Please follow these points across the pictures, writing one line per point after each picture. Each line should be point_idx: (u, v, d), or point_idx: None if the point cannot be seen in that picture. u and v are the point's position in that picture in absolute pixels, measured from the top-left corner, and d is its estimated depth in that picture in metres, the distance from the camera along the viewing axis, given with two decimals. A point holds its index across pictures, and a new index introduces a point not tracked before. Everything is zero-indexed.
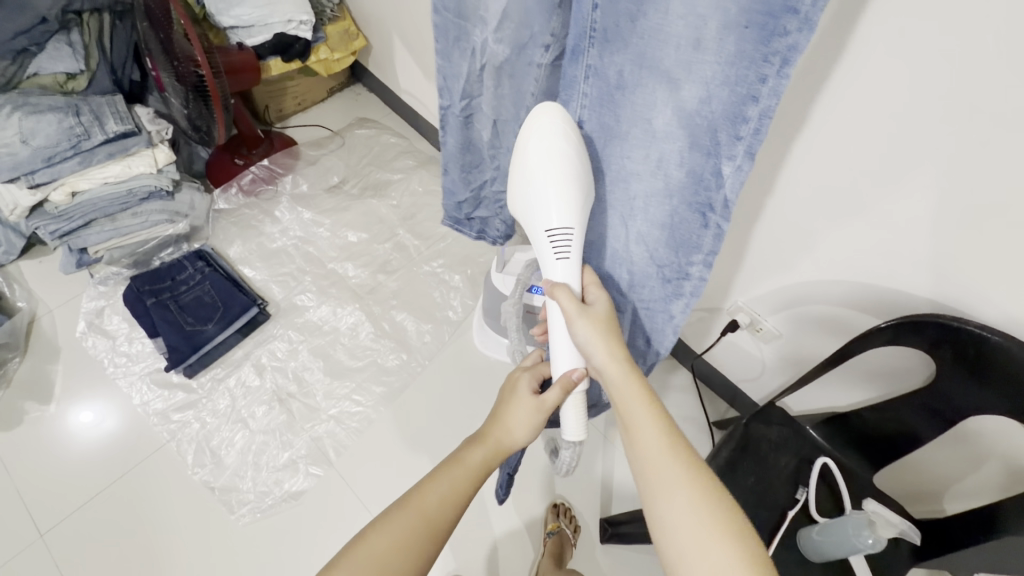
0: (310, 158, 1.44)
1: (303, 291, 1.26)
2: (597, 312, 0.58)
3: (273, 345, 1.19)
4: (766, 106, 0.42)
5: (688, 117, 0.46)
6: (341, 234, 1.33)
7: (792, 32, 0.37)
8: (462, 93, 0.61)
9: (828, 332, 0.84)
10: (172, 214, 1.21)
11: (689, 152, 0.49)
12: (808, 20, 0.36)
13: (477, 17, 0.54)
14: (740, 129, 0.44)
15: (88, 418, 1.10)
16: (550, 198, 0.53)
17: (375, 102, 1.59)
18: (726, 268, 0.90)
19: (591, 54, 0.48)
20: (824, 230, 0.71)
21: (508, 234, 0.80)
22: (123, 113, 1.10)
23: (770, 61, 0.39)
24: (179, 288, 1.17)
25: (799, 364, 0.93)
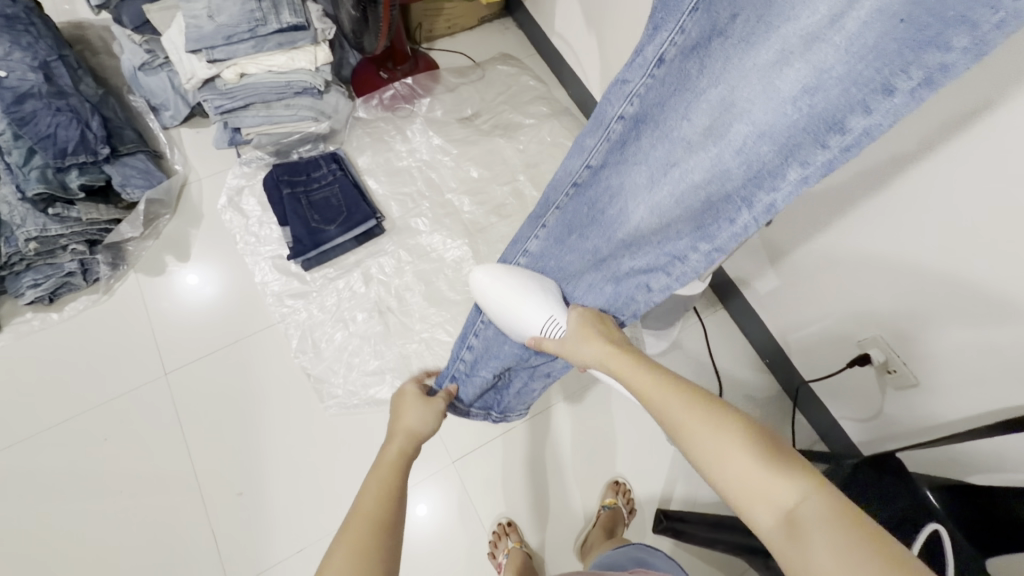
0: (450, 85, 1.44)
1: (419, 215, 1.29)
2: (574, 325, 0.67)
3: (383, 259, 1.23)
4: (873, 123, 0.44)
5: (781, 104, 0.47)
6: (464, 167, 1.34)
7: (953, 51, 0.38)
8: None
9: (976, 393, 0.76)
10: (318, 112, 1.26)
11: (754, 140, 0.50)
12: (976, 44, 0.37)
13: None
14: (832, 138, 0.46)
15: (192, 282, 1.21)
16: (535, 305, 0.68)
17: (522, 40, 1.55)
18: (882, 296, 0.81)
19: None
20: None
21: None
22: (296, 6, 1.15)
23: (909, 74, 0.41)
24: (312, 185, 1.24)
25: (943, 426, 0.83)
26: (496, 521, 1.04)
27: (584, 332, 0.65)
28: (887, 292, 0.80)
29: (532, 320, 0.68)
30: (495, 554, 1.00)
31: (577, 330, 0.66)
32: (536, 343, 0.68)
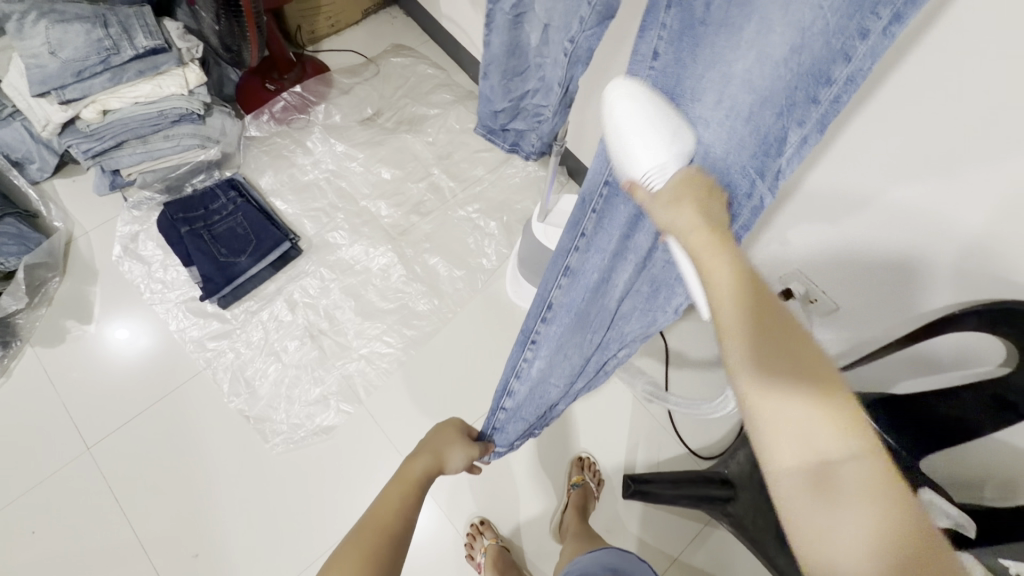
0: (344, 86, 1.36)
1: (335, 228, 1.23)
2: (677, 186, 0.45)
3: (305, 282, 1.17)
4: (857, 68, 0.36)
5: (771, 68, 0.39)
6: (374, 170, 1.29)
7: None
8: None
9: (908, 308, 0.78)
10: (203, 138, 1.16)
11: (757, 108, 0.42)
12: None
13: None
14: (821, 92, 0.39)
15: (122, 336, 1.12)
16: (659, 133, 0.43)
17: (412, 27, 1.49)
18: (815, 231, 0.82)
19: None
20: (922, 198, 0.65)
21: (543, 150, 0.72)
22: (152, 28, 1.04)
23: (879, 13, 0.33)
24: (212, 218, 1.15)
25: (866, 342, 0.88)
26: (470, 521, 1.02)
27: (679, 192, 0.44)
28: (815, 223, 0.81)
29: (644, 158, 0.43)
30: (473, 555, 0.98)
31: (661, 197, 0.44)
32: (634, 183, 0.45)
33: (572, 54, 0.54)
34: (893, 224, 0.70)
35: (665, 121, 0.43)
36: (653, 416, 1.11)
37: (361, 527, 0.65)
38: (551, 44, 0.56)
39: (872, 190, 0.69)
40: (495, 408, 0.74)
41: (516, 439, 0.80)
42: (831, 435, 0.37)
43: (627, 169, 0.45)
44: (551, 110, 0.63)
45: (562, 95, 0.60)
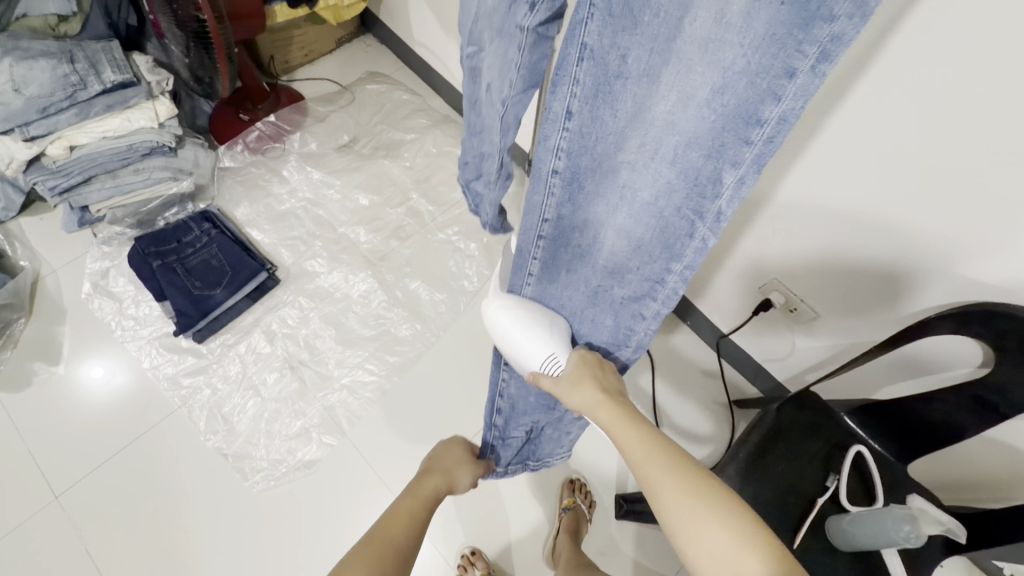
0: (320, 114, 1.36)
1: (313, 256, 1.21)
2: (576, 369, 0.62)
3: (284, 312, 1.15)
4: (788, 109, 0.39)
5: (697, 109, 0.43)
6: (352, 196, 1.28)
7: (839, 21, 0.33)
8: (469, 36, 0.53)
9: (887, 312, 0.78)
10: (175, 170, 1.16)
11: (686, 148, 0.45)
12: (860, 6, 0.32)
13: None
14: (754, 133, 0.41)
15: (99, 374, 1.08)
16: (538, 338, 0.63)
17: (386, 54, 1.50)
18: (796, 245, 0.82)
19: (590, 29, 0.40)
20: (894, 203, 0.66)
21: (498, 216, 0.68)
22: (120, 61, 1.03)
23: (804, 52, 0.36)
24: (186, 251, 1.13)
25: (846, 348, 0.89)
26: (460, 552, 0.99)
27: (578, 374, 0.62)
28: (796, 239, 0.81)
29: (532, 357, 0.63)
30: None
31: (570, 379, 0.62)
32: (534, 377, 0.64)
33: (505, 119, 0.51)
34: (871, 236, 0.72)
35: (536, 325, 0.64)
36: None
37: (367, 540, 0.62)
38: (491, 111, 0.53)
39: (843, 200, 0.71)
40: (489, 424, 0.81)
41: (513, 458, 0.86)
42: (702, 523, 0.48)
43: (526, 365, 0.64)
44: (495, 178, 0.63)
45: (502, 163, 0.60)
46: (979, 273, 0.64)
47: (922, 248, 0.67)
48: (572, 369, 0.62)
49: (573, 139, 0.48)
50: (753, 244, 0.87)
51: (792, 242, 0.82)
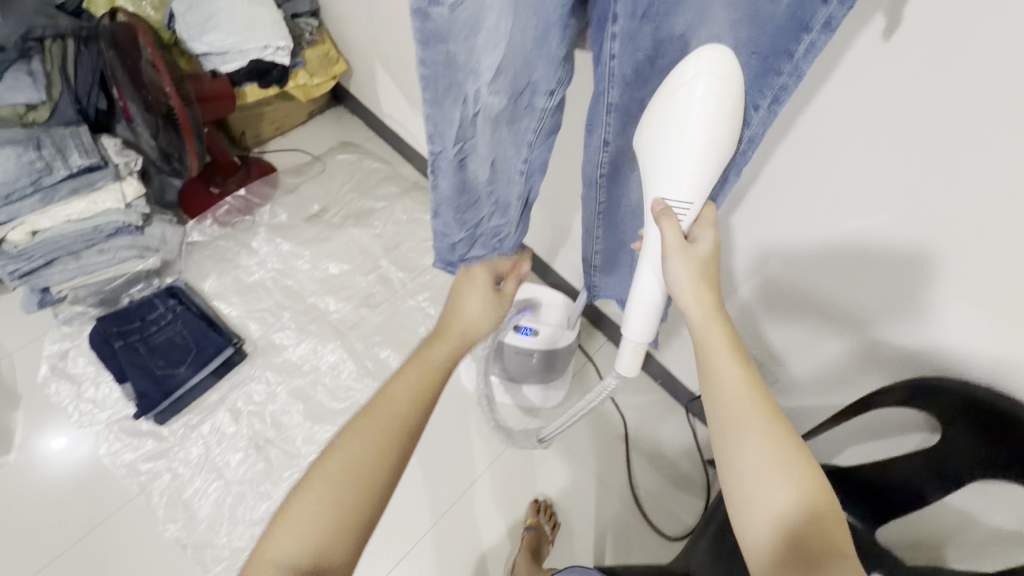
0: (289, 186, 1.39)
1: (281, 328, 1.20)
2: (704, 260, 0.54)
3: (250, 388, 1.13)
4: (755, 132, 0.49)
5: None
6: (321, 265, 1.29)
7: (785, 75, 0.44)
8: (456, 138, 0.56)
9: (857, 381, 0.77)
10: (142, 248, 1.15)
11: None
12: (798, 68, 0.44)
13: (468, 69, 0.50)
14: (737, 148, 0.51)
15: (61, 445, 1.05)
16: (684, 166, 0.49)
17: (357, 124, 1.54)
18: (797, 291, 0.74)
19: (612, 94, 0.52)
20: (832, 284, 0.69)
21: (507, 268, 0.78)
22: (88, 145, 1.03)
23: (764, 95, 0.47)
24: (150, 329, 1.11)
25: (808, 416, 0.90)
26: None
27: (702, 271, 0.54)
28: (795, 280, 0.73)
29: (674, 187, 0.50)
30: None
31: (698, 270, 0.54)
32: (660, 213, 0.52)
33: (528, 168, 0.62)
34: (882, 268, 0.62)
35: (721, 121, 0.46)
36: (617, 499, 1.09)
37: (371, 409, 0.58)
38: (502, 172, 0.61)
39: (788, 278, 0.74)
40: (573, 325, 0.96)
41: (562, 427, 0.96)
42: (774, 454, 0.49)
43: (654, 188, 0.52)
44: (514, 223, 0.68)
45: (522, 206, 0.66)
46: (911, 354, 0.67)
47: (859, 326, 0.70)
48: (704, 256, 0.54)
49: (610, 158, 0.59)
50: (741, 305, 0.83)
51: (790, 304, 0.77)
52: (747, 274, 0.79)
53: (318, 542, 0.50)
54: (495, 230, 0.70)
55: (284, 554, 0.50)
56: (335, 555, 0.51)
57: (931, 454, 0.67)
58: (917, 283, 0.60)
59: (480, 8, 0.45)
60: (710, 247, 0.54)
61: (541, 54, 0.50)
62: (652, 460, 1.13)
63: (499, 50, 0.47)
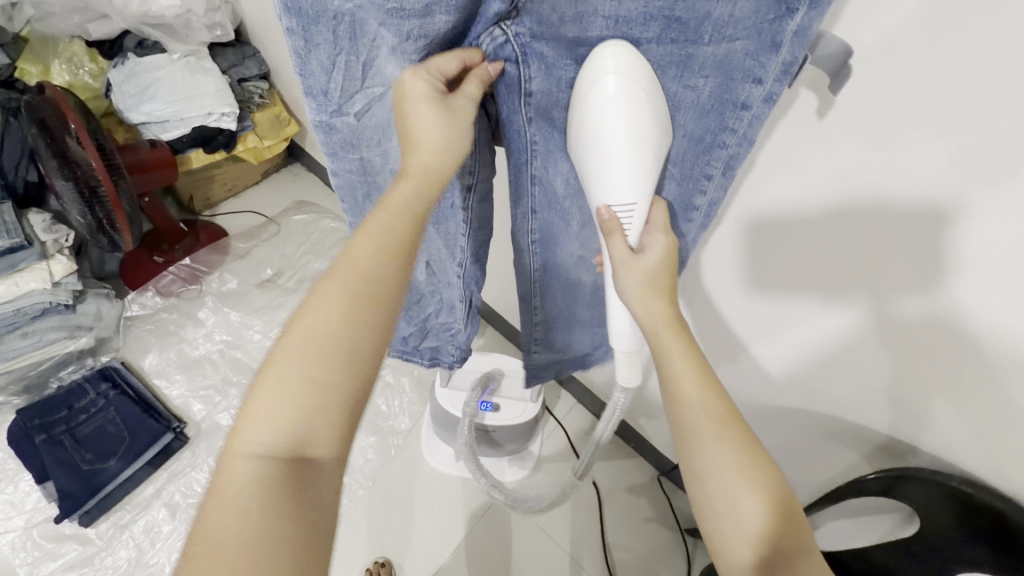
0: (240, 251, 1.33)
1: (227, 408, 1.12)
2: (654, 267, 0.46)
3: (190, 477, 1.03)
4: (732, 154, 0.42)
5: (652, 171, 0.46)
6: (273, 335, 1.21)
7: (753, 96, 0.38)
8: None
9: (842, 466, 0.72)
10: (72, 328, 1.06)
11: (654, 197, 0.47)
12: (768, 90, 0.37)
13: (384, 175, 0.54)
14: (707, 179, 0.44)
15: None
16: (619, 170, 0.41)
17: (315, 181, 1.49)
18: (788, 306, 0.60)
19: (534, 164, 0.49)
20: (794, 354, 0.65)
21: (463, 356, 0.77)
22: (8, 224, 0.96)
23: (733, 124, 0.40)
24: (77, 419, 1.04)
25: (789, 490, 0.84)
26: None
27: (655, 281, 0.46)
28: (793, 287, 0.58)
29: (616, 190, 0.42)
30: None
31: (645, 282, 0.46)
32: (606, 223, 0.44)
33: (463, 276, 0.62)
34: (902, 239, 0.44)
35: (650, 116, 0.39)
36: None
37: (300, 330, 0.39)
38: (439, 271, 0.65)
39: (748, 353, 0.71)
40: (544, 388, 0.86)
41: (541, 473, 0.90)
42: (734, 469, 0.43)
43: (597, 198, 0.44)
44: (459, 323, 0.69)
45: (465, 309, 0.66)
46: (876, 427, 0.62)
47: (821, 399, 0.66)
48: (652, 267, 0.46)
49: (541, 227, 0.55)
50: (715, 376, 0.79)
51: (788, 342, 0.64)
52: (742, 322, 0.68)
53: (300, 429, 0.37)
54: (445, 326, 0.73)
55: (258, 438, 0.36)
56: (326, 435, 0.38)
57: (917, 539, 0.61)
58: (878, 347, 0.54)
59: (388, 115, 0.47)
60: (662, 253, 0.46)
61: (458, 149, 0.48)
62: (630, 534, 1.05)
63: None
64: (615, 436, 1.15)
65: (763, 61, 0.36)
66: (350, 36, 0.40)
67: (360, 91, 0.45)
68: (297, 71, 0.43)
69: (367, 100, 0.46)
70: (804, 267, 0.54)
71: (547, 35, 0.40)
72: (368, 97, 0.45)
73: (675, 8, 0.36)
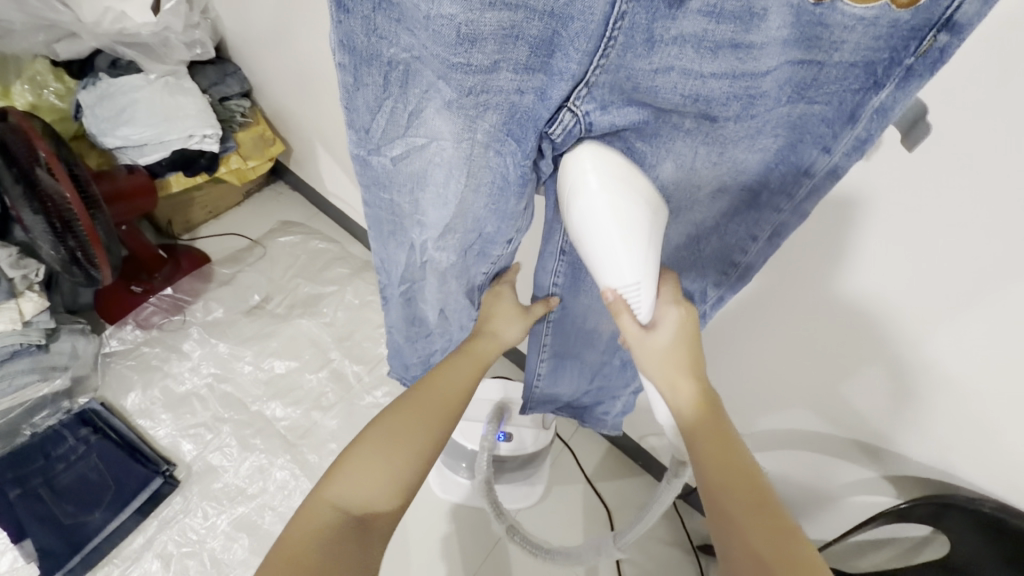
0: (225, 277, 1.26)
1: (219, 446, 1.05)
2: (673, 336, 0.45)
3: (183, 524, 0.97)
4: (785, 219, 0.42)
5: (689, 216, 0.45)
6: (265, 365, 1.16)
7: (821, 166, 0.37)
8: (402, 278, 0.60)
9: (868, 484, 0.71)
10: (45, 370, 0.98)
11: (690, 241, 0.48)
12: (834, 170, 0.37)
13: (413, 220, 0.52)
14: (757, 232, 0.44)
15: None
16: (633, 255, 0.39)
17: (299, 200, 1.43)
18: (745, 291, 0.63)
19: None
20: (813, 383, 0.66)
21: None
22: None
23: (793, 190, 0.39)
24: (55, 468, 0.97)
25: (806, 511, 0.84)
26: None
27: (673, 357, 0.46)
28: (821, 319, 0.58)
29: (618, 276, 0.40)
30: None
31: (661, 359, 0.46)
32: (613, 304, 0.42)
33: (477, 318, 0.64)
34: (835, 224, 0.49)
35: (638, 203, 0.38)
36: None
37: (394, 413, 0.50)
38: (451, 317, 0.65)
39: (764, 379, 0.72)
40: None
41: None
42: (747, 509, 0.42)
43: (601, 281, 0.41)
44: None
45: None
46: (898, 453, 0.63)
47: (848, 426, 0.67)
48: (665, 346, 0.45)
49: (567, 268, 0.54)
50: (735, 400, 0.78)
51: (761, 329, 0.66)
52: (757, 348, 0.68)
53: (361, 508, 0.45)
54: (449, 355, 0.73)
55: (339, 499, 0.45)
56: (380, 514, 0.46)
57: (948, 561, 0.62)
58: (910, 380, 0.56)
59: (424, 166, 0.45)
60: (674, 332, 0.45)
61: (496, 210, 0.46)
62: (643, 553, 1.04)
63: (448, 208, 0.48)
64: (624, 454, 1.14)
65: (837, 131, 0.35)
66: (403, 82, 0.39)
67: (402, 137, 0.43)
68: (343, 106, 0.41)
69: (406, 147, 0.44)
70: (835, 308, 0.56)
71: (616, 100, 0.37)
72: (407, 143, 0.44)
73: (759, 83, 0.34)
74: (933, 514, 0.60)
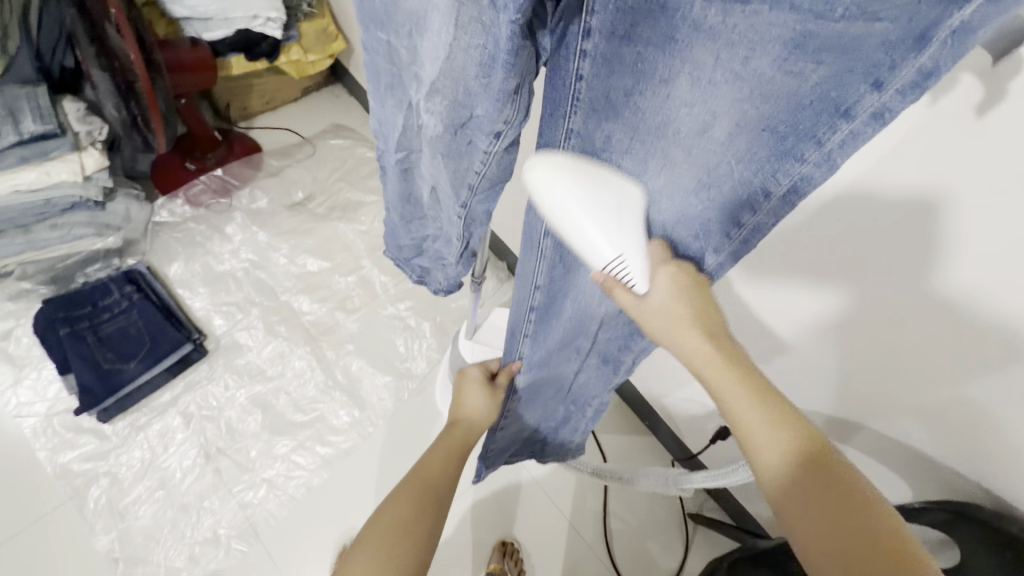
0: (273, 169, 1.28)
1: (247, 327, 1.11)
2: (666, 294, 0.44)
3: (206, 390, 1.04)
4: (804, 173, 0.35)
5: (697, 155, 0.37)
6: (299, 261, 1.19)
7: (868, 107, 0.30)
8: (399, 145, 0.52)
9: (886, 482, 0.67)
10: (101, 226, 1.05)
11: (697, 197, 0.41)
12: (881, 114, 0.30)
13: (413, 73, 0.42)
14: (773, 185, 0.37)
15: (11, 410, 0.99)
16: (607, 232, 0.39)
17: (354, 105, 1.42)
18: (792, 290, 0.59)
19: (575, 121, 0.36)
20: (835, 359, 0.62)
21: (448, 287, 0.70)
22: (44, 109, 0.90)
23: (826, 135, 0.32)
24: (101, 316, 1.03)
25: None
26: None
27: (675, 312, 0.44)
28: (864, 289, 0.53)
29: (599, 255, 0.41)
30: None
31: (667, 318, 0.44)
32: (605, 282, 0.44)
33: (465, 217, 0.47)
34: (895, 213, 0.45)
35: (601, 182, 0.37)
36: (592, 549, 1.01)
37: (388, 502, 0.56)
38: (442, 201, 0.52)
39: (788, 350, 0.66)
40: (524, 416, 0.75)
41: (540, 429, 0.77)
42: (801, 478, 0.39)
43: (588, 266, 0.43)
44: (452, 260, 0.59)
45: (460, 249, 0.55)
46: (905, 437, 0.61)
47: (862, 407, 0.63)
48: (664, 302, 0.44)
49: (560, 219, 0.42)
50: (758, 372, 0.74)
51: (801, 294, 0.59)
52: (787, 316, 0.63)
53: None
54: (439, 255, 0.64)
55: None
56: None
57: None
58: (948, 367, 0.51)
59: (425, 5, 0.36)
60: (668, 285, 0.44)
61: (485, 86, 0.34)
62: (630, 507, 1.04)
63: (438, 61, 0.36)
64: (631, 412, 1.13)
65: (895, 60, 0.28)
66: None
67: None
68: None
69: None
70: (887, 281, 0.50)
71: None
72: None
73: None
74: (947, 522, 0.56)
